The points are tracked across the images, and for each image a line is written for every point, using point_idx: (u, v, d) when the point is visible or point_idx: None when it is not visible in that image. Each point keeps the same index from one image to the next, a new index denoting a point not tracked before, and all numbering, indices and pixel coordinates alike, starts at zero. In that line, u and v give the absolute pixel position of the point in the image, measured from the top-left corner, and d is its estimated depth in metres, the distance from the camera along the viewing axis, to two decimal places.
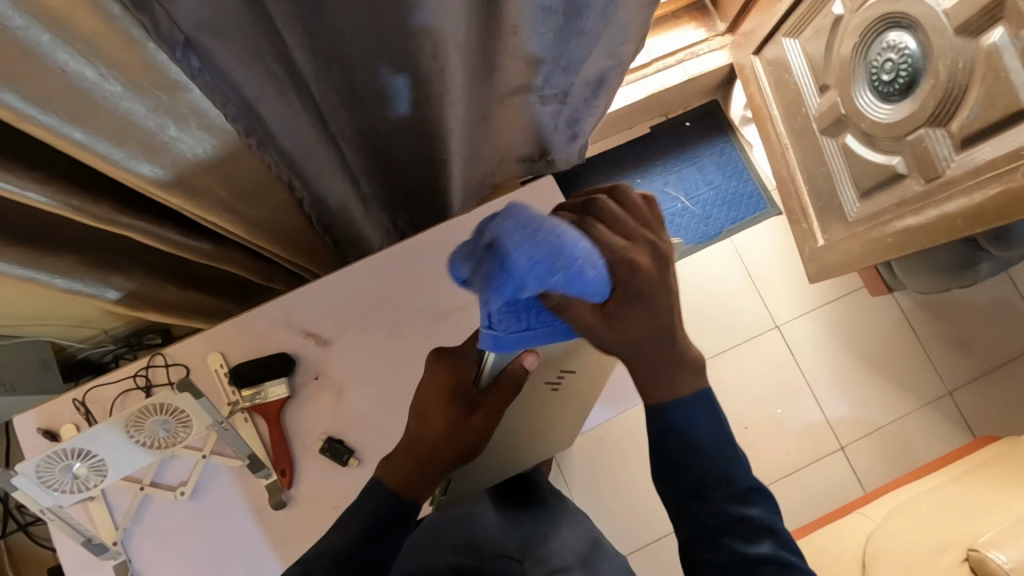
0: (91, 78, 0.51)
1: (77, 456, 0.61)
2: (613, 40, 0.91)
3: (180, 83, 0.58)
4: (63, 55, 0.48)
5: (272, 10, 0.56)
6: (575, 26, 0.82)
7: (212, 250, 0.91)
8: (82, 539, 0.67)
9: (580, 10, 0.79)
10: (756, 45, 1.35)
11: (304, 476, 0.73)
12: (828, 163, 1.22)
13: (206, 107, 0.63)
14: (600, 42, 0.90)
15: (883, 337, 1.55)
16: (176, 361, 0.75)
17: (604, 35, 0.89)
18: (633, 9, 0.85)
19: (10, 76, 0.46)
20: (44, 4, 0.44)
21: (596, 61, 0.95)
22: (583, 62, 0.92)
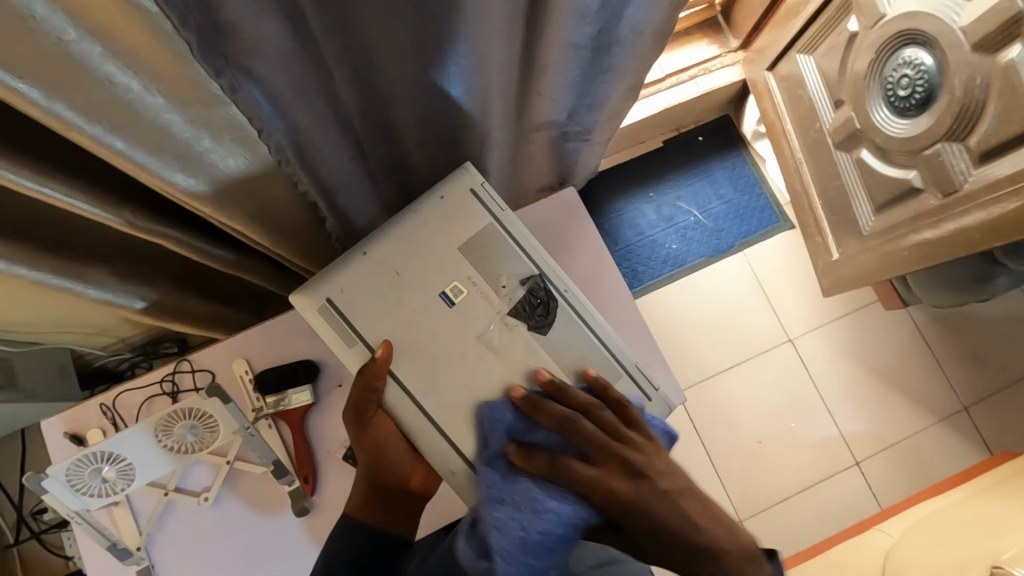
0: (137, 91, 0.53)
1: (106, 459, 0.62)
2: (634, 82, 0.99)
3: (218, 97, 0.59)
4: (111, 68, 0.49)
5: (311, 20, 0.58)
6: (600, 62, 0.89)
7: (235, 260, 0.93)
8: (107, 543, 0.67)
9: (609, 45, 0.86)
10: (770, 61, 1.37)
11: (326, 482, 0.73)
12: (843, 177, 1.23)
13: (242, 122, 0.64)
14: (621, 83, 0.98)
15: (897, 351, 1.54)
16: (201, 366, 0.76)
17: (629, 76, 0.96)
18: (649, 54, 0.93)
19: (60, 88, 0.47)
20: (99, 17, 0.45)
21: (618, 102, 1.03)
22: (608, 100, 1.00)
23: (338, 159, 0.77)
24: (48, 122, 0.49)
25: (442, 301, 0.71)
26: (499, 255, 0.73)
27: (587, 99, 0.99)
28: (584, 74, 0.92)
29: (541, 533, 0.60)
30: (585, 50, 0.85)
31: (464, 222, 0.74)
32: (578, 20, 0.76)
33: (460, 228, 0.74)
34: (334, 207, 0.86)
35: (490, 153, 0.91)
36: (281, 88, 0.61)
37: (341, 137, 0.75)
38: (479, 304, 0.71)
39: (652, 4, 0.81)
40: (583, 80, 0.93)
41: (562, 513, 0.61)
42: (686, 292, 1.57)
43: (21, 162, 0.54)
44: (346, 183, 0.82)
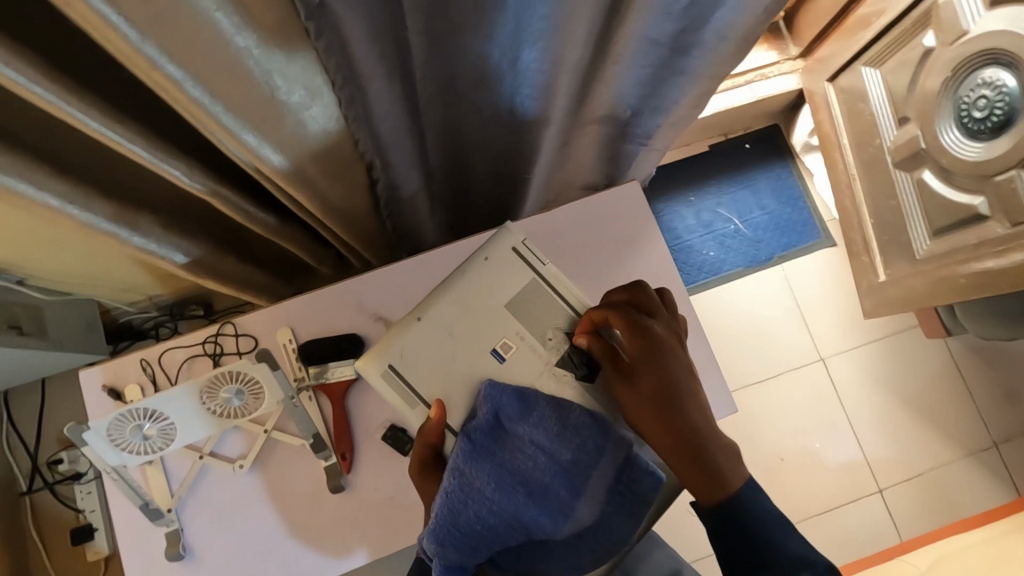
0: (227, 29, 0.50)
1: (147, 416, 0.61)
2: (704, 93, 0.93)
3: (302, 38, 0.57)
4: (205, 5, 0.47)
5: None
6: (676, 62, 0.84)
7: (276, 226, 0.91)
8: (139, 502, 0.66)
9: (688, 47, 0.82)
10: (831, 72, 1.33)
11: (364, 461, 0.71)
12: (900, 198, 1.20)
13: (313, 71, 0.62)
14: (693, 91, 0.92)
15: (930, 380, 1.50)
16: (245, 331, 0.74)
17: (704, 83, 0.90)
18: (731, 65, 0.87)
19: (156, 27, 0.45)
20: None
21: (685, 109, 0.96)
22: (674, 104, 0.94)
23: (397, 127, 0.75)
24: (135, 61, 0.46)
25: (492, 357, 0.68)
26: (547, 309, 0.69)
27: (653, 101, 0.94)
28: (654, 72, 0.88)
29: (491, 523, 0.60)
30: (662, 46, 0.81)
31: (497, 285, 0.69)
32: (664, 11, 0.73)
33: (500, 291, 0.69)
34: (386, 171, 0.84)
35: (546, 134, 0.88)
36: (360, 40, 0.59)
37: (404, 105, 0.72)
38: (523, 362, 0.67)
39: (743, 9, 0.76)
40: (650, 79, 0.88)
41: (527, 517, 0.60)
42: (719, 301, 1.54)
43: (91, 102, 0.52)
44: (400, 153, 0.80)
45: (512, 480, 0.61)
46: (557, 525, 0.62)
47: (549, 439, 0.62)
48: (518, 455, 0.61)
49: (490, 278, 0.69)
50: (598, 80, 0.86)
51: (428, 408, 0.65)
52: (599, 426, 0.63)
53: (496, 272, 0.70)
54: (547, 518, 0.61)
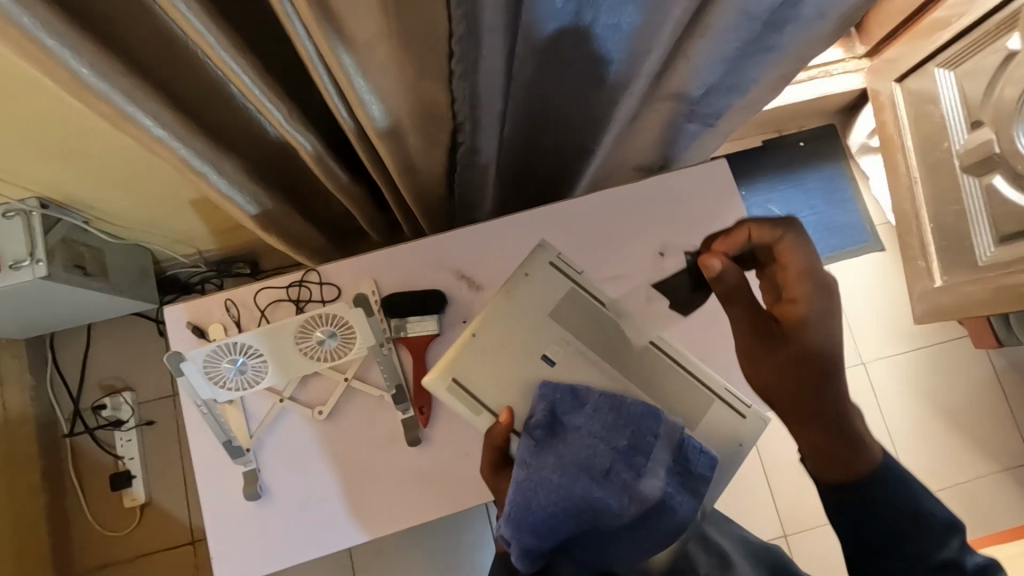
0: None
1: (243, 351, 0.61)
2: (787, 70, 0.93)
3: None
4: None
5: None
6: (766, 41, 0.84)
7: (345, 182, 0.90)
8: (222, 439, 0.67)
9: (783, 22, 0.81)
10: (901, 72, 1.31)
11: (440, 417, 0.72)
12: (965, 203, 1.18)
13: None
14: (773, 69, 0.92)
15: (971, 393, 1.49)
16: (329, 280, 0.74)
17: (787, 61, 0.90)
18: (817, 42, 0.88)
19: None
20: None
21: (761, 87, 0.97)
22: (752, 83, 0.94)
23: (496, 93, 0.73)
24: None
25: (543, 362, 0.68)
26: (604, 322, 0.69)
27: (732, 80, 0.94)
28: (739, 51, 0.86)
29: (561, 508, 0.56)
30: (756, 24, 0.79)
31: (545, 294, 0.70)
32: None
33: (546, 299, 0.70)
34: (471, 136, 0.83)
35: (621, 110, 0.88)
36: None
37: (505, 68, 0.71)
38: (576, 366, 0.68)
39: None
40: (735, 58, 0.88)
41: (591, 495, 0.55)
42: None
43: (217, 23, 0.52)
44: (489, 119, 0.79)
45: (575, 466, 0.57)
46: (633, 506, 0.56)
47: (606, 429, 0.60)
48: (573, 442, 0.60)
49: (528, 288, 0.70)
50: (682, 53, 0.86)
51: (497, 414, 0.66)
52: (639, 418, 0.61)
53: (538, 282, 0.70)
54: (618, 501, 0.55)
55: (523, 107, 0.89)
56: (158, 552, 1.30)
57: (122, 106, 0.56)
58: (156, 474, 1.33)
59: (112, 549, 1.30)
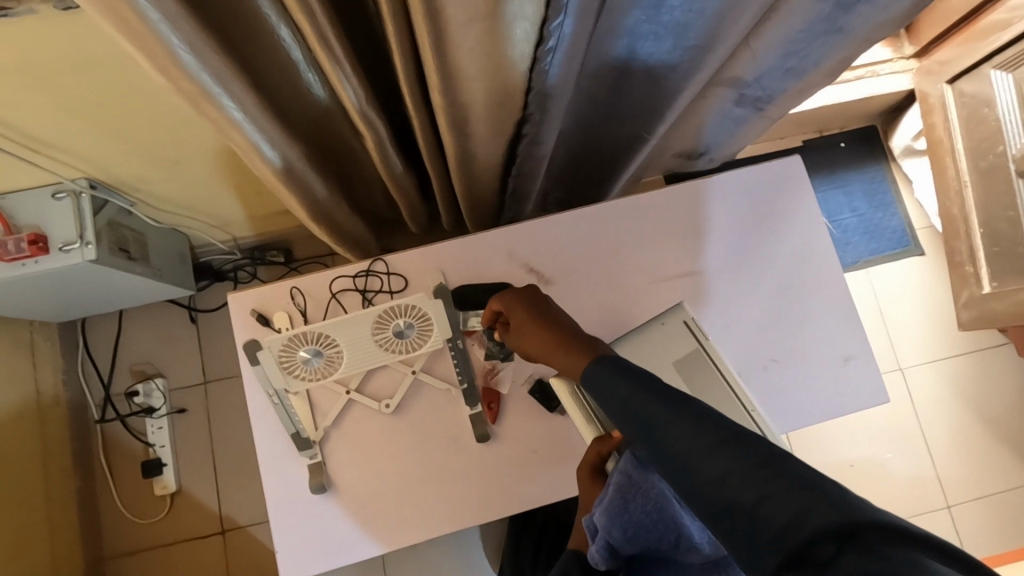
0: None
1: (318, 341, 0.59)
2: (848, 56, 0.94)
3: None
4: None
5: None
6: (830, 26, 0.85)
7: (399, 171, 0.88)
8: (291, 430, 0.66)
9: (849, 9, 0.82)
10: (953, 74, 1.29)
11: (509, 414, 0.70)
12: (1019, 209, 1.16)
13: None
14: (832, 56, 0.93)
15: (1009, 402, 1.47)
16: (397, 270, 0.72)
17: (852, 46, 0.91)
18: (880, 29, 0.88)
19: None
20: None
21: (818, 74, 0.98)
22: (811, 68, 0.95)
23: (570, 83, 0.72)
24: None
25: None
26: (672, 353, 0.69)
27: (790, 68, 0.95)
28: (805, 33, 0.87)
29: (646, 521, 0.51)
30: (827, 5, 0.80)
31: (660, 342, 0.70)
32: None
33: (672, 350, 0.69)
34: (538, 128, 0.82)
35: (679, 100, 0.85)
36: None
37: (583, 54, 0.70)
38: None
39: None
40: (797, 44, 0.89)
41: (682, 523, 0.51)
42: None
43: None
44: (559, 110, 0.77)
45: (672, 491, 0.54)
46: (716, 553, 0.51)
47: None
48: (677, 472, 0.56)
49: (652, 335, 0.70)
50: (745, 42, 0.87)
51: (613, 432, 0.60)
52: None
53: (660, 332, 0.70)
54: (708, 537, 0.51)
55: (586, 93, 0.89)
56: (187, 541, 1.29)
57: (210, 87, 0.54)
58: (186, 463, 1.32)
59: (141, 537, 1.29)
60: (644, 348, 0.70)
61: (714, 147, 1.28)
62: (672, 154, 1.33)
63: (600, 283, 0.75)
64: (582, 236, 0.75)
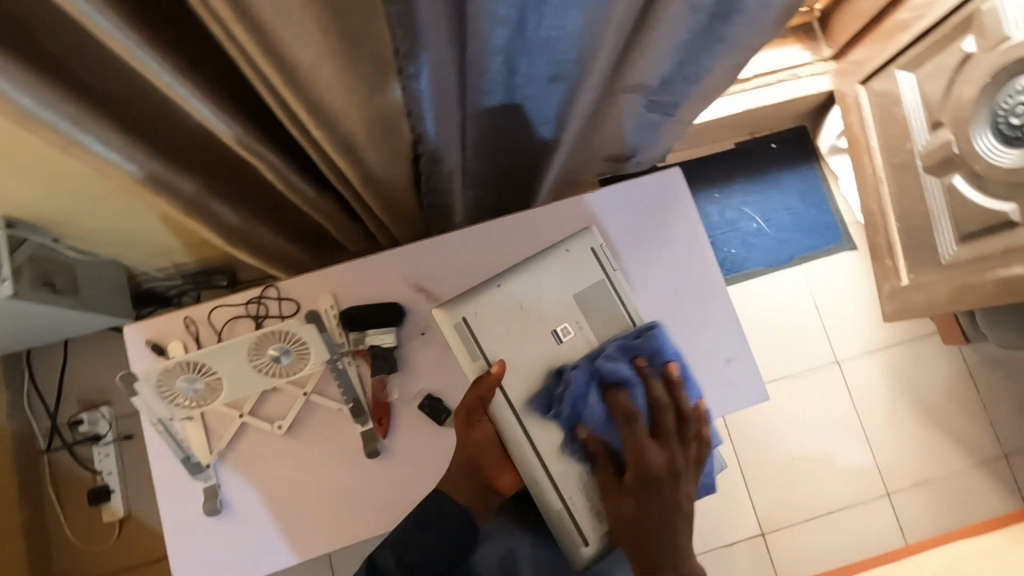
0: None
1: (196, 370, 0.62)
2: (739, 62, 0.97)
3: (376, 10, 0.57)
4: None
5: None
6: (715, 30, 0.89)
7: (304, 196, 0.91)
8: (182, 456, 0.68)
9: (728, 14, 0.86)
10: (865, 74, 1.33)
11: (400, 429, 0.73)
12: (928, 203, 1.20)
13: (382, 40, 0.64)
14: (726, 60, 0.96)
15: (945, 388, 1.50)
16: (288, 296, 0.74)
17: (738, 53, 0.94)
18: (765, 33, 0.91)
19: None
20: None
21: (716, 79, 1.01)
22: (706, 73, 0.99)
23: (449, 102, 0.76)
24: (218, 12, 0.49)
25: (551, 338, 0.69)
26: (572, 279, 0.72)
27: (688, 71, 0.98)
28: (693, 37, 0.90)
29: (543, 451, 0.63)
30: (703, 12, 0.83)
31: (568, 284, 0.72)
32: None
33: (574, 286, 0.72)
34: (431, 147, 0.85)
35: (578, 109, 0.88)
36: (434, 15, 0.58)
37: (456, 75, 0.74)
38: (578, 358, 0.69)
39: None
40: (688, 48, 0.92)
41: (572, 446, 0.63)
42: (739, 300, 1.54)
43: (159, 51, 0.53)
44: (445, 124, 0.81)
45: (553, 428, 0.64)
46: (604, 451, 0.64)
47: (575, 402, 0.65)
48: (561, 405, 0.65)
49: (566, 274, 0.72)
50: (635, 49, 0.89)
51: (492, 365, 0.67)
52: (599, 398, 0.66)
53: (571, 276, 0.73)
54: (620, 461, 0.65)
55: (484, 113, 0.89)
56: (138, 565, 1.31)
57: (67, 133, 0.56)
58: (134, 488, 1.33)
59: (91, 563, 1.30)
60: (545, 279, 0.72)
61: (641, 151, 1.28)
62: (600, 161, 1.32)
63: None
64: (473, 252, 0.78)
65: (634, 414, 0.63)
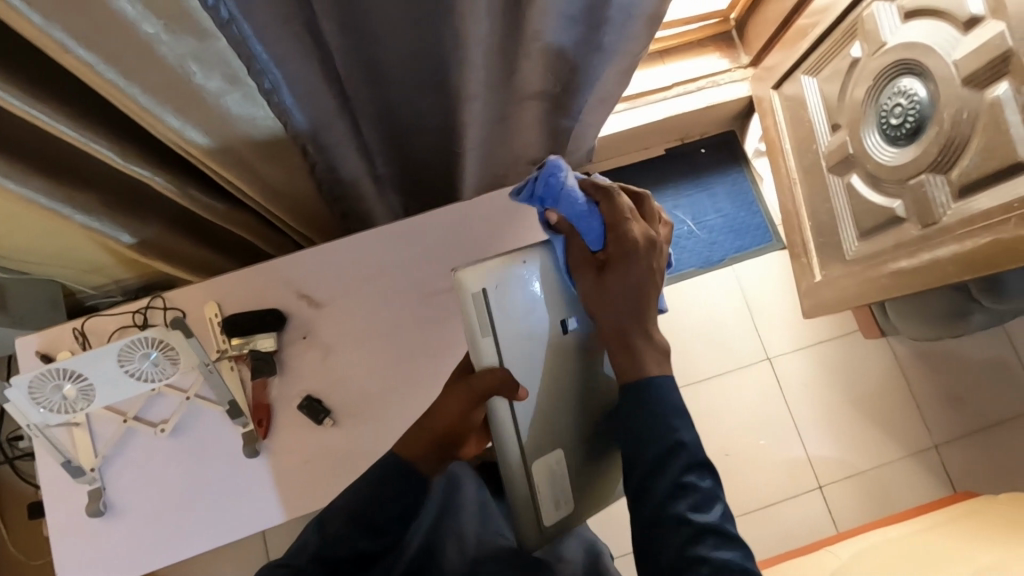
0: (133, 16, 0.57)
1: (67, 376, 0.65)
2: (627, 66, 1.02)
3: (209, 31, 0.64)
4: None
5: None
6: (595, 39, 0.95)
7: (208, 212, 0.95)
8: (61, 459, 0.71)
9: (601, 23, 0.92)
10: (776, 79, 1.38)
11: (280, 428, 0.77)
12: (832, 201, 1.24)
13: (229, 57, 0.69)
14: (615, 66, 1.02)
15: (874, 381, 1.54)
16: (174, 305, 0.79)
17: (621, 59, 1.00)
18: (646, 38, 0.97)
19: (66, 13, 0.52)
20: None
21: (611, 85, 1.07)
22: (599, 78, 1.05)
23: (328, 113, 0.81)
24: (46, 43, 0.53)
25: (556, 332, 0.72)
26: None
27: (582, 77, 1.04)
28: (578, 43, 0.96)
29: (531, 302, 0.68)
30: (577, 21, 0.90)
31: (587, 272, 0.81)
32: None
33: None
34: (322, 156, 0.90)
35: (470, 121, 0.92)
36: (267, 27, 0.66)
37: (330, 89, 0.79)
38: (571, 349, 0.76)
39: None
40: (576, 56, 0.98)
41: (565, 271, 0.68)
42: (672, 300, 1.59)
43: (8, 81, 0.57)
44: (335, 136, 0.86)
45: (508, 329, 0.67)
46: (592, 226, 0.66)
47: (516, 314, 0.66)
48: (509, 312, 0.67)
49: None
50: (523, 56, 0.93)
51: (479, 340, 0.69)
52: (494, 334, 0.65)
53: None
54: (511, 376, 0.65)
55: (377, 115, 0.93)
56: None
57: None
58: None
59: None
60: None
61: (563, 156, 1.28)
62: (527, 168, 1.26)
63: (373, 301, 0.81)
64: (356, 260, 0.82)
65: (588, 204, 0.65)
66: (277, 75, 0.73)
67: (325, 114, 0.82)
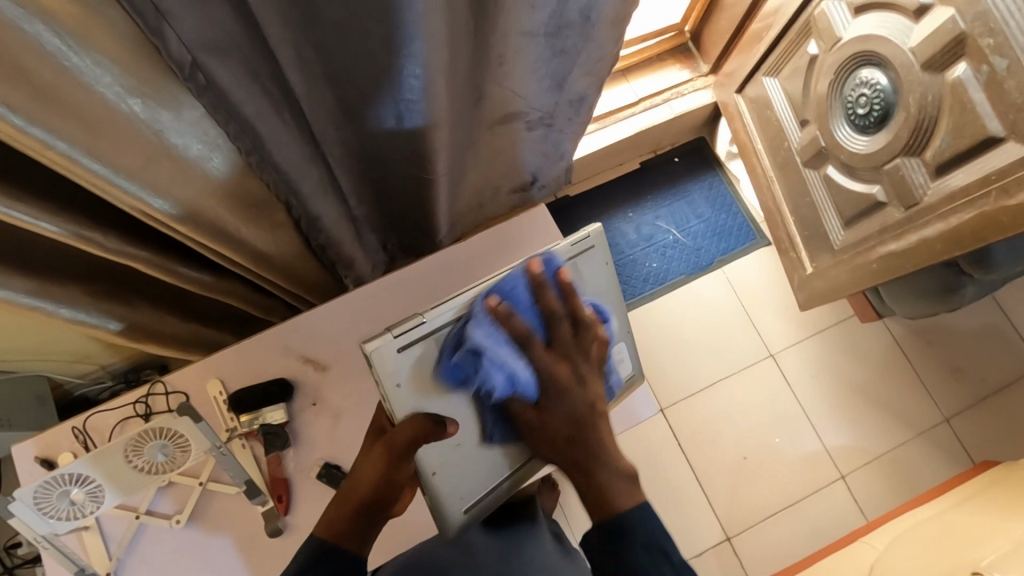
0: (111, 96, 0.58)
1: (75, 481, 0.63)
2: (592, 66, 1.05)
3: (184, 99, 0.65)
4: (90, 78, 0.55)
5: (268, 33, 0.63)
6: (557, 47, 0.95)
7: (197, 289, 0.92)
8: (75, 569, 0.69)
9: (561, 29, 0.92)
10: (738, 84, 1.42)
11: (299, 501, 0.77)
12: (812, 194, 1.26)
13: (207, 125, 0.70)
14: (581, 61, 1.02)
15: (877, 361, 1.55)
16: (176, 389, 0.80)
17: (583, 58, 1.01)
18: (608, 29, 0.97)
19: (46, 116, 0.54)
20: (90, 48, 0.54)
21: (579, 82, 1.07)
22: (565, 81, 1.05)
23: (302, 162, 0.83)
24: (27, 143, 0.54)
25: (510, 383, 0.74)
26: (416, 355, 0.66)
27: (550, 83, 1.03)
28: (542, 57, 0.96)
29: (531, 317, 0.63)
30: (537, 36, 0.90)
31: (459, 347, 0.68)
32: (528, 8, 0.83)
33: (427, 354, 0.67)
34: (303, 206, 0.89)
35: (438, 151, 0.90)
36: (238, 84, 0.67)
37: (296, 132, 0.79)
38: None
39: None
40: (540, 70, 0.98)
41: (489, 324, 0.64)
42: (667, 309, 1.59)
43: None
44: (309, 184, 0.86)
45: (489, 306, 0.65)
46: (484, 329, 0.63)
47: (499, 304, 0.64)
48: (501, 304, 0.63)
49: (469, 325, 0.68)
50: (487, 80, 0.95)
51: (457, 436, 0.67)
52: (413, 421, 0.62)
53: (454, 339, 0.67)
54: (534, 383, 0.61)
55: (350, 160, 0.92)
56: None
57: None
58: None
59: None
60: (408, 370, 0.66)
61: (538, 170, 1.27)
62: (508, 196, 1.32)
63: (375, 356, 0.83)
64: (351, 317, 0.86)
65: (528, 334, 0.60)
66: (260, 136, 0.74)
67: (298, 164, 0.82)
